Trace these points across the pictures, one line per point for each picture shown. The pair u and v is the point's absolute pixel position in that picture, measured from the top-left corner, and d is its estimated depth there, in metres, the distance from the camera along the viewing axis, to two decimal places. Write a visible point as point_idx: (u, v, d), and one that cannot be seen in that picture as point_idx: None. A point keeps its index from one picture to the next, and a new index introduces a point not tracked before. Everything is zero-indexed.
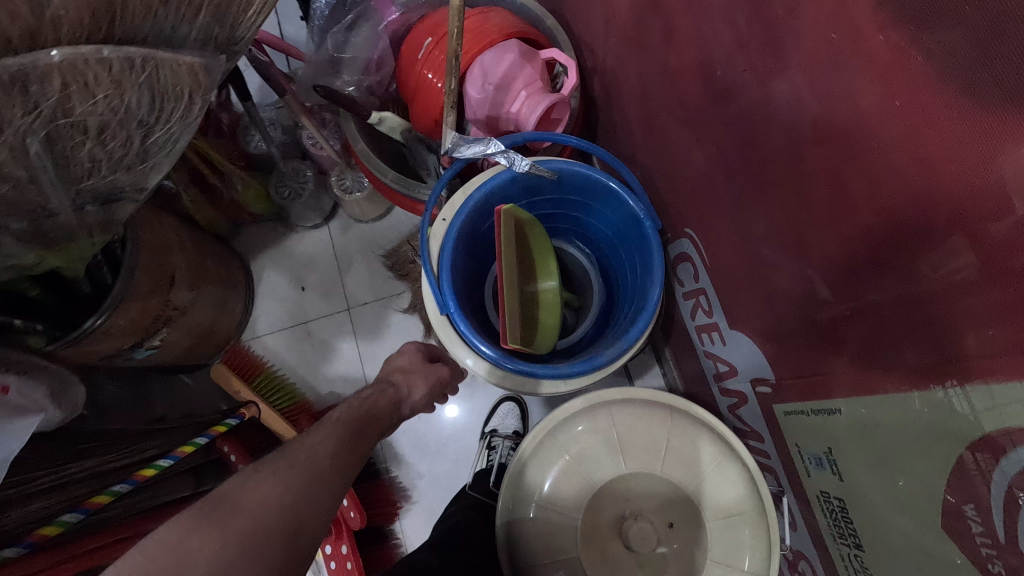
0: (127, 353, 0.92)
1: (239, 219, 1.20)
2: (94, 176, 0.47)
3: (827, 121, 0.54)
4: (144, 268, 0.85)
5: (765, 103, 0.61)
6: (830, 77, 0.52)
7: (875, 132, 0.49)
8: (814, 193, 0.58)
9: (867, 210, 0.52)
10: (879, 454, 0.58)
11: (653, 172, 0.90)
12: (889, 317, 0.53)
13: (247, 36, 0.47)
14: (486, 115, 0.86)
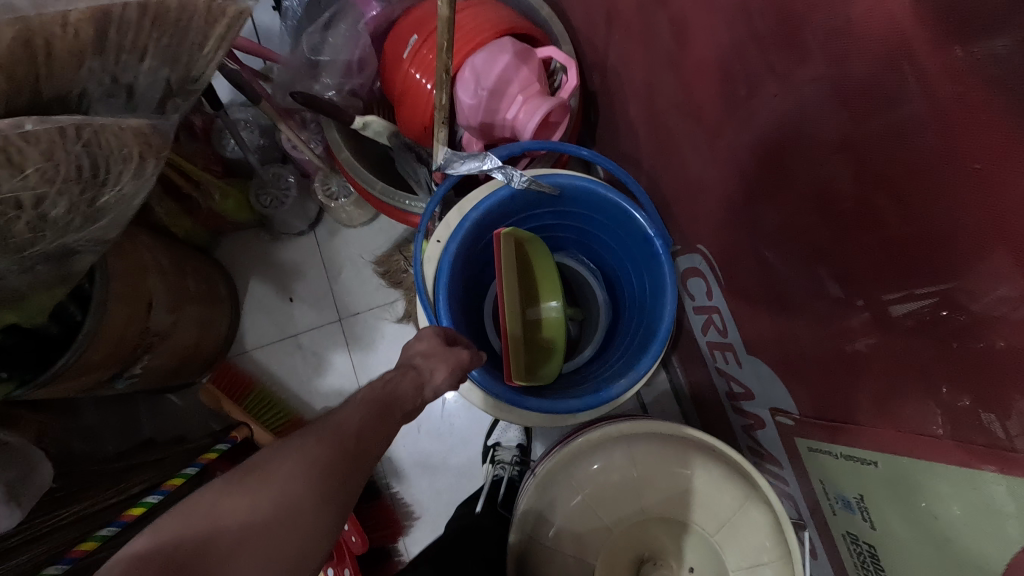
0: (107, 384, 0.87)
1: (220, 228, 1.13)
2: (45, 241, 0.42)
3: (860, 143, 0.49)
4: (118, 295, 0.79)
5: (791, 112, 0.55)
6: (864, 93, 0.47)
7: (912, 159, 0.44)
8: (843, 220, 0.53)
9: (900, 241, 0.47)
10: (913, 509, 0.54)
11: (660, 177, 0.85)
12: (932, 365, 0.48)
13: (203, 75, 0.42)
14: (480, 122, 0.79)
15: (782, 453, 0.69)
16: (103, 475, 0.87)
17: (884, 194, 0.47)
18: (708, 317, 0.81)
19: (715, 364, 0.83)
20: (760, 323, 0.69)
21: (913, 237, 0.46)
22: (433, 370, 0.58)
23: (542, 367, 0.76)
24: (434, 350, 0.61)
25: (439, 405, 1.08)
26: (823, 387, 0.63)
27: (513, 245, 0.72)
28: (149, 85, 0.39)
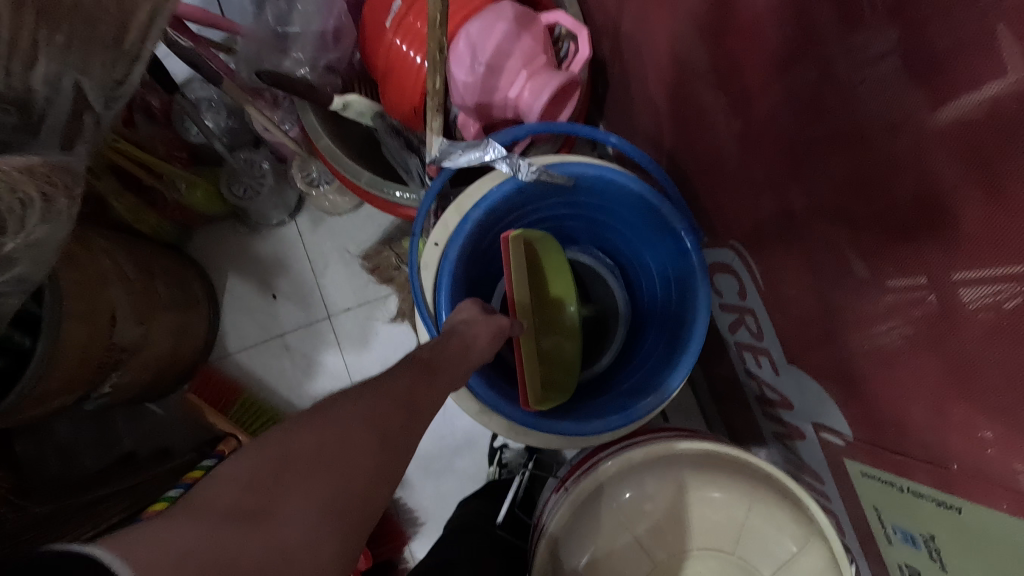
0: (74, 405, 0.79)
1: (190, 222, 1.02)
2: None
3: (935, 133, 0.40)
4: (76, 314, 0.70)
5: (847, 92, 0.47)
6: (947, 69, 0.38)
7: (1007, 159, 0.35)
8: (907, 227, 0.45)
9: (981, 256, 0.39)
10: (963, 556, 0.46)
11: (683, 160, 0.75)
12: (1001, 407, 0.40)
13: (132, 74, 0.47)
14: (477, 102, 0.68)
15: (826, 470, 0.63)
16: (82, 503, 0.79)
17: (966, 196, 0.39)
18: (739, 317, 0.73)
19: (742, 366, 0.76)
20: (797, 329, 0.62)
21: (997, 251, 0.38)
22: (477, 334, 0.55)
23: (558, 380, 0.69)
24: (475, 317, 0.58)
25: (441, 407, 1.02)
26: (858, 407, 0.56)
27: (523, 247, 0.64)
28: (58, 91, 0.41)
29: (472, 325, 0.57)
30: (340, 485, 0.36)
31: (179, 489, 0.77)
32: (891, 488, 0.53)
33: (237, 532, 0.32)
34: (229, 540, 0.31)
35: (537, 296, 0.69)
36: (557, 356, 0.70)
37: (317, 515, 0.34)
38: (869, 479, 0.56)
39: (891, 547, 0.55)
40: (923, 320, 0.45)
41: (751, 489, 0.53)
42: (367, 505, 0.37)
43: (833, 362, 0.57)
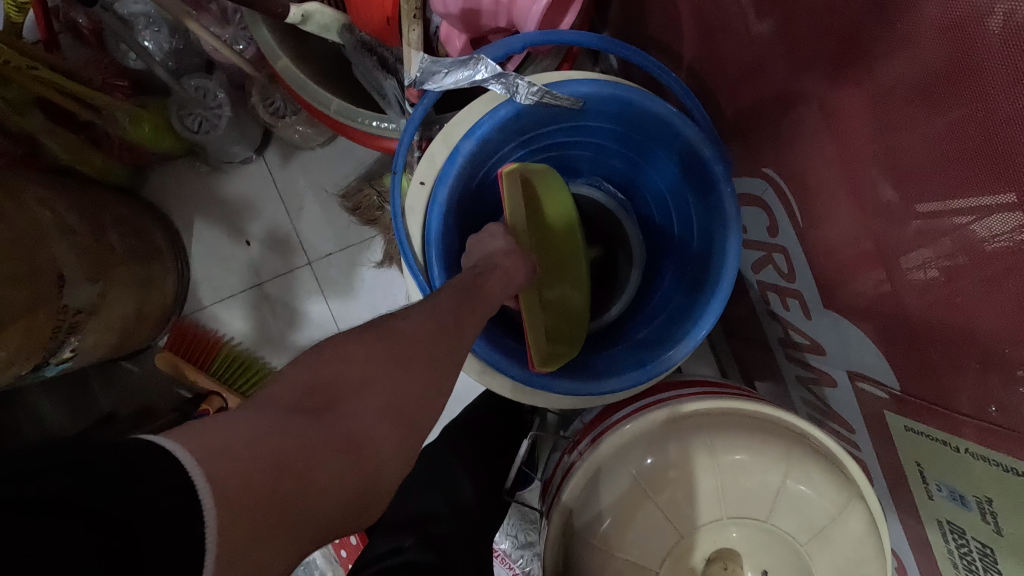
0: (32, 374, 0.72)
1: (143, 161, 0.91)
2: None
3: None
4: (9, 274, 0.61)
5: None
6: None
7: None
8: (990, 148, 0.36)
9: None
10: (1016, 518, 0.41)
11: (706, 71, 0.65)
12: None
13: None
14: (462, 9, 0.56)
15: (858, 418, 0.59)
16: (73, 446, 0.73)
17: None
18: (766, 254, 0.66)
19: (766, 309, 0.70)
20: (832, 269, 0.55)
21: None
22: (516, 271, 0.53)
23: (570, 336, 0.62)
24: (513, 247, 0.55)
25: None
26: (902, 354, 0.50)
27: (518, 184, 0.57)
28: None
29: (490, 261, 0.53)
30: None
31: None
32: (935, 443, 0.48)
33: (303, 424, 0.32)
34: (298, 426, 0.32)
35: (543, 244, 0.61)
36: (567, 310, 0.63)
37: None
38: (913, 434, 0.51)
39: (931, 503, 0.51)
40: (992, 264, 0.39)
41: (787, 451, 0.49)
42: None
43: (877, 306, 0.51)
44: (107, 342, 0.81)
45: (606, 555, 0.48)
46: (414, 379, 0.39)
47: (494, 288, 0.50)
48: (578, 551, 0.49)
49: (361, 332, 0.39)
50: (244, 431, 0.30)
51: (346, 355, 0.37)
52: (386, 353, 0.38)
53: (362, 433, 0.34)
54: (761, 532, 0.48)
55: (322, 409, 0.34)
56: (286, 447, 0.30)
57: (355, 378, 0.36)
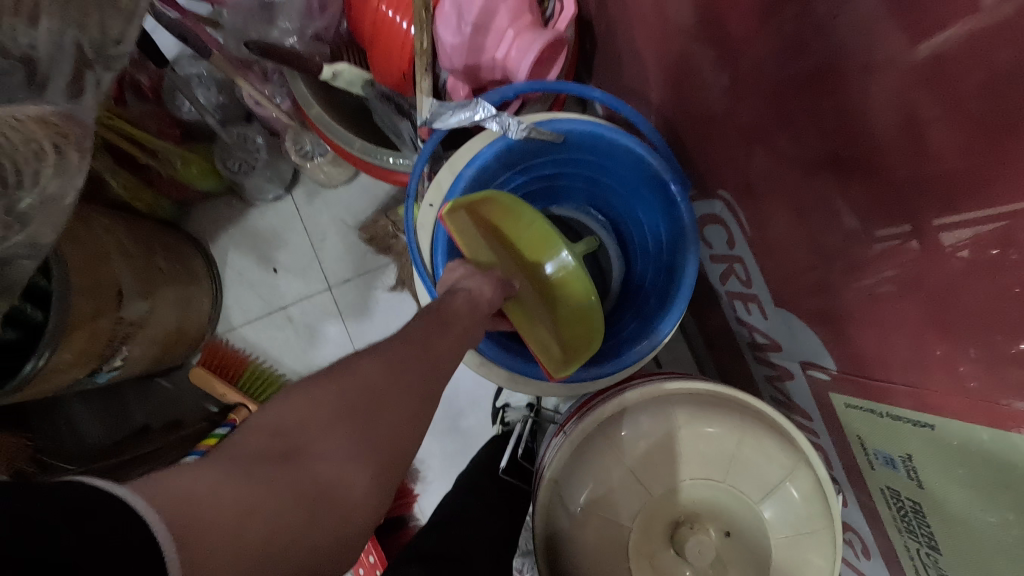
0: (86, 380, 0.81)
1: (186, 199, 1.04)
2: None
3: (909, 72, 0.42)
4: (81, 287, 0.72)
5: (828, 39, 0.47)
6: (921, 7, 0.39)
7: (978, 91, 0.37)
8: (885, 161, 0.46)
9: (955, 185, 0.41)
10: (937, 467, 0.49)
11: (671, 113, 0.76)
12: (978, 320, 0.43)
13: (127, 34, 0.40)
14: (465, 64, 0.69)
15: (814, 406, 0.67)
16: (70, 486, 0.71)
17: (946, 129, 0.40)
18: (729, 267, 0.75)
19: (733, 315, 0.79)
20: (784, 274, 0.64)
21: (977, 181, 0.39)
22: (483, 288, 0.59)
23: (578, 341, 0.69)
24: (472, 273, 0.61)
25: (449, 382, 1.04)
26: (847, 344, 0.58)
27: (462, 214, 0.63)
28: (56, 48, 0.35)
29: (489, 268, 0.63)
30: (375, 413, 0.40)
31: (223, 430, 0.89)
32: (868, 414, 0.57)
33: (340, 372, 0.41)
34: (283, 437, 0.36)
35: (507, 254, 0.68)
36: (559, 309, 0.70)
37: (350, 439, 0.38)
38: (851, 410, 0.59)
39: (873, 473, 0.59)
40: (899, 251, 0.48)
41: (744, 421, 0.56)
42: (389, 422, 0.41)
43: (821, 300, 0.60)
44: (145, 360, 0.91)
45: (590, 515, 0.56)
46: (385, 404, 0.41)
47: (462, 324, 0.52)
48: (564, 515, 0.56)
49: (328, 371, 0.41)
50: (215, 478, 0.32)
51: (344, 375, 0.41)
52: (400, 339, 0.47)
53: (334, 467, 0.36)
54: (720, 488, 0.56)
55: (348, 374, 0.41)
56: (331, 386, 0.39)
57: (348, 398, 0.39)
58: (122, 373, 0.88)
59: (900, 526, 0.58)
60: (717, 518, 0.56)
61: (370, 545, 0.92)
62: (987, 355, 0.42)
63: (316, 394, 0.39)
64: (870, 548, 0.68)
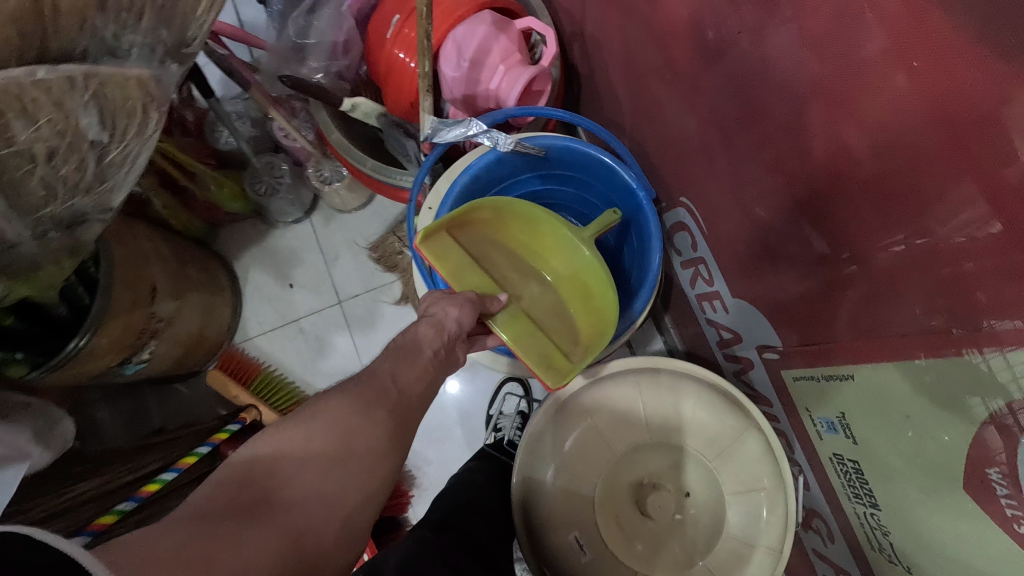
0: (116, 370, 0.90)
1: (216, 219, 1.15)
2: (47, 208, 0.44)
3: (820, 82, 0.51)
4: (122, 281, 0.81)
5: (759, 62, 0.57)
6: (822, 31, 0.49)
7: (871, 91, 0.46)
8: (811, 157, 0.55)
9: (864, 167, 0.49)
10: (890, 415, 0.56)
11: (642, 138, 0.87)
12: (898, 281, 0.50)
13: (199, 36, 0.44)
14: (464, 94, 0.82)
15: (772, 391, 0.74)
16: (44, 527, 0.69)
17: (850, 124, 0.49)
18: (695, 270, 0.84)
19: (704, 316, 0.86)
20: (742, 270, 0.72)
21: (881, 162, 0.48)
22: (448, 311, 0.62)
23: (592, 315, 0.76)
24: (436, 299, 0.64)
25: (443, 395, 1.10)
26: (799, 325, 0.65)
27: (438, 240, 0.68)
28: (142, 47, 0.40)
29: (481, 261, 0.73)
30: None
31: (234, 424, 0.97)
32: (821, 383, 0.64)
33: None
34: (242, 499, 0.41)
35: (491, 252, 0.77)
36: (562, 281, 0.80)
37: None
38: (800, 380, 0.68)
39: (823, 441, 0.67)
40: (831, 231, 0.56)
41: (702, 395, 0.68)
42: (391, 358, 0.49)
43: (775, 289, 0.67)
44: (169, 358, 0.99)
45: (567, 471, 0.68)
46: (351, 446, 0.46)
47: (429, 356, 0.57)
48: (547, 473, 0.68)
49: (301, 412, 0.48)
50: (177, 539, 0.35)
51: (314, 411, 0.47)
52: (378, 368, 0.53)
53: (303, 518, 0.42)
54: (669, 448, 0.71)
55: None
56: None
57: (311, 440, 0.45)
58: (147, 369, 0.96)
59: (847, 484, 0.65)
60: (670, 483, 0.71)
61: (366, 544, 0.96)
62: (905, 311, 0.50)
63: (281, 438, 0.45)
64: (834, 531, 0.72)
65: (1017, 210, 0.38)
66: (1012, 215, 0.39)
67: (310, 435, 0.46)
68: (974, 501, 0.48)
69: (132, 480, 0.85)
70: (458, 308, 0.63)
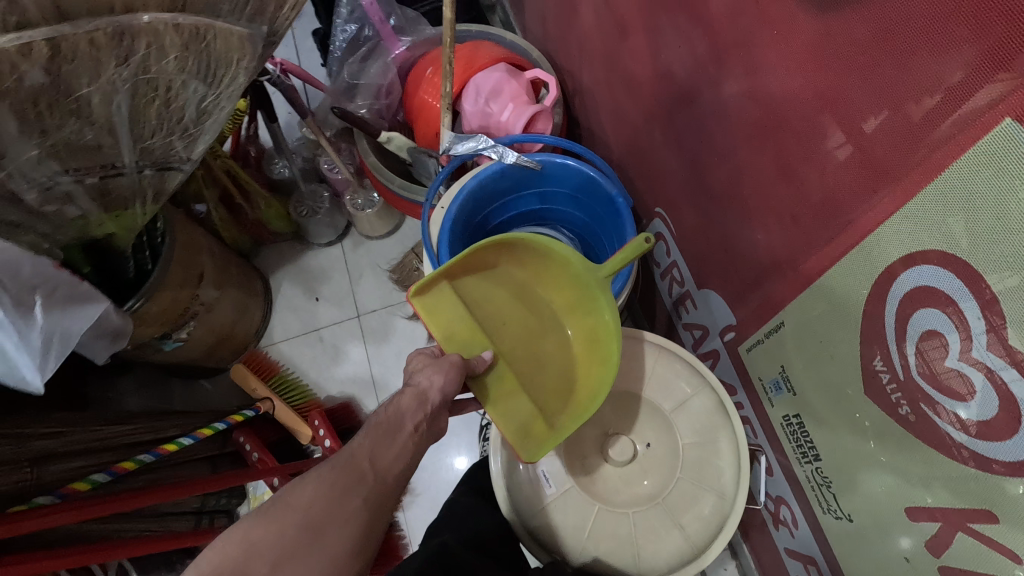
0: (156, 344, 1.01)
1: (260, 238, 1.31)
2: (152, 139, 0.60)
3: (748, 91, 0.65)
4: (178, 260, 0.95)
5: (708, 85, 0.71)
6: (744, 52, 0.63)
7: (781, 91, 0.60)
8: (749, 154, 0.68)
9: (786, 152, 0.62)
10: (829, 373, 0.64)
11: (627, 170, 1.02)
12: (817, 243, 0.61)
13: (282, 28, 0.60)
14: (479, 126, 0.99)
15: (737, 378, 0.83)
16: (59, 463, 0.79)
17: (770, 118, 0.62)
18: (670, 277, 0.95)
19: (681, 322, 0.97)
20: (709, 269, 0.83)
21: (794, 146, 0.60)
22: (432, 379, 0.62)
23: (587, 373, 0.78)
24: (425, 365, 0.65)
25: (450, 458, 1.15)
26: (757, 306, 0.74)
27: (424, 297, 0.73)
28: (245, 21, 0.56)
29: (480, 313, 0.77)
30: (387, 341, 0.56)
31: (250, 412, 1.06)
32: (766, 343, 0.74)
33: None
34: None
35: (495, 290, 0.81)
36: (566, 318, 0.83)
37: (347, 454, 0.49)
38: (751, 350, 0.78)
39: (775, 409, 0.76)
40: (772, 213, 0.67)
41: (661, 351, 0.77)
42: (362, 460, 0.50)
43: (737, 279, 0.78)
44: (201, 345, 1.11)
45: None
46: (312, 548, 0.43)
47: (411, 429, 0.55)
48: None
49: (272, 506, 0.44)
50: None
51: (289, 504, 0.44)
52: (357, 448, 0.51)
53: None
54: (627, 398, 0.78)
55: None
56: None
57: (285, 545, 0.42)
58: (182, 351, 1.08)
59: (795, 444, 0.74)
60: (629, 431, 0.78)
61: None
62: (828, 264, 0.59)
63: (252, 541, 0.42)
64: (799, 518, 0.77)
65: (886, 159, 0.50)
66: (882, 165, 0.50)
67: (282, 535, 0.42)
68: (910, 432, 0.54)
69: (152, 438, 0.94)
70: (444, 375, 0.64)
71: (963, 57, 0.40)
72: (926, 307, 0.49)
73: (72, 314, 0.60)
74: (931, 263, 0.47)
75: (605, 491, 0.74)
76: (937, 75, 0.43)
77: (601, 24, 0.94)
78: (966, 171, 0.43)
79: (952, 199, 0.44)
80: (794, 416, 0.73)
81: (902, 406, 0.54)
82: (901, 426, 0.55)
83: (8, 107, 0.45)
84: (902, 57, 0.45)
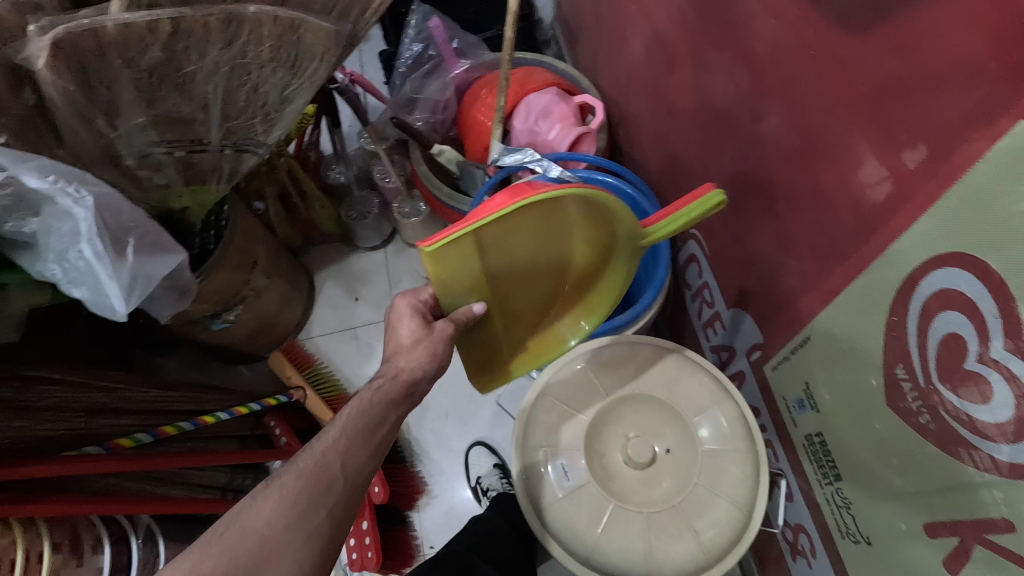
0: (206, 323, 1.07)
1: (310, 237, 1.39)
2: (237, 120, 0.67)
3: (784, 116, 0.68)
4: (236, 245, 1.02)
5: (746, 112, 0.75)
6: (782, 80, 0.67)
7: (814, 114, 0.62)
8: (783, 177, 0.71)
9: (817, 175, 0.64)
10: (852, 391, 0.65)
11: (665, 195, 1.06)
12: (844, 263, 0.63)
13: (362, 33, 0.67)
14: (527, 143, 1.05)
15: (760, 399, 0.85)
16: (108, 418, 0.85)
17: (803, 142, 0.65)
18: (700, 298, 0.98)
19: (708, 343, 0.99)
20: (740, 291, 0.85)
21: (826, 169, 0.63)
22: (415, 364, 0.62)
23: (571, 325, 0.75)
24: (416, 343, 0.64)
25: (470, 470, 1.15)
26: (784, 327, 0.76)
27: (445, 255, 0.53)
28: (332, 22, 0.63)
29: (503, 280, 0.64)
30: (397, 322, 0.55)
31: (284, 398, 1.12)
32: (790, 361, 0.75)
33: None
34: None
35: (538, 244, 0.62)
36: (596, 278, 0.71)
37: (310, 468, 0.51)
38: (774, 369, 0.80)
39: (798, 428, 0.77)
40: (802, 235, 0.69)
41: (684, 363, 0.80)
42: (331, 469, 0.51)
43: (766, 301, 0.80)
44: (246, 330, 1.17)
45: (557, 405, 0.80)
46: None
47: (394, 422, 0.59)
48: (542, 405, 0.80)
49: (228, 527, 0.46)
50: None
51: (245, 527, 0.46)
52: (329, 450, 0.52)
53: None
54: (647, 401, 0.80)
55: None
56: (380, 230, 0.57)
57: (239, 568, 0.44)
58: (228, 333, 1.14)
59: (817, 464, 0.75)
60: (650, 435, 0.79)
61: (372, 537, 0.99)
62: (855, 283, 0.61)
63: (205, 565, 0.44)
64: (817, 546, 0.78)
65: (910, 180, 0.52)
66: (907, 185, 0.52)
67: (234, 563, 0.44)
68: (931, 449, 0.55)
69: (190, 408, 0.98)
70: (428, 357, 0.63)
71: (985, 79, 0.43)
72: (946, 310, 0.50)
73: (156, 259, 0.67)
74: (952, 266, 0.49)
75: (621, 489, 0.76)
76: (960, 99, 0.46)
77: (650, 56, 0.99)
78: (987, 189, 0.45)
79: (974, 216, 0.46)
80: (816, 435, 0.73)
81: (922, 417, 0.55)
82: (922, 444, 0.56)
83: (128, 75, 0.54)
84: (929, 82, 0.48)
